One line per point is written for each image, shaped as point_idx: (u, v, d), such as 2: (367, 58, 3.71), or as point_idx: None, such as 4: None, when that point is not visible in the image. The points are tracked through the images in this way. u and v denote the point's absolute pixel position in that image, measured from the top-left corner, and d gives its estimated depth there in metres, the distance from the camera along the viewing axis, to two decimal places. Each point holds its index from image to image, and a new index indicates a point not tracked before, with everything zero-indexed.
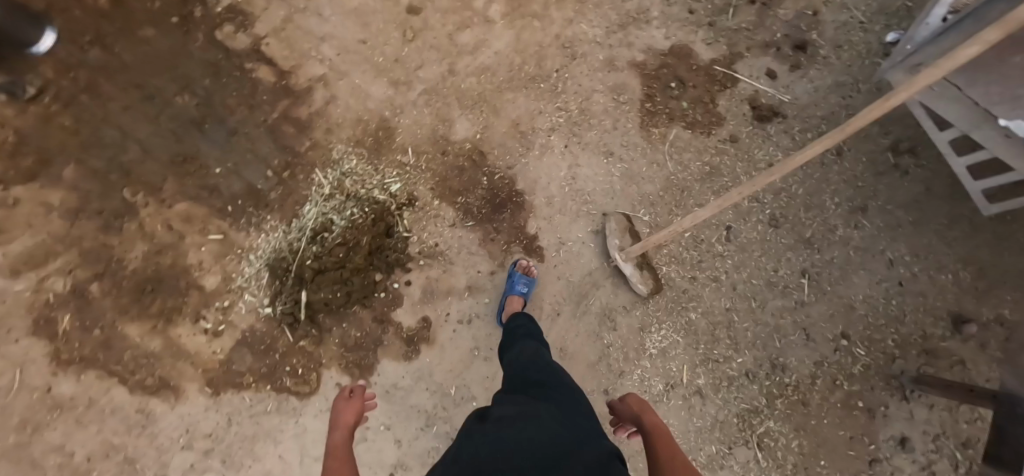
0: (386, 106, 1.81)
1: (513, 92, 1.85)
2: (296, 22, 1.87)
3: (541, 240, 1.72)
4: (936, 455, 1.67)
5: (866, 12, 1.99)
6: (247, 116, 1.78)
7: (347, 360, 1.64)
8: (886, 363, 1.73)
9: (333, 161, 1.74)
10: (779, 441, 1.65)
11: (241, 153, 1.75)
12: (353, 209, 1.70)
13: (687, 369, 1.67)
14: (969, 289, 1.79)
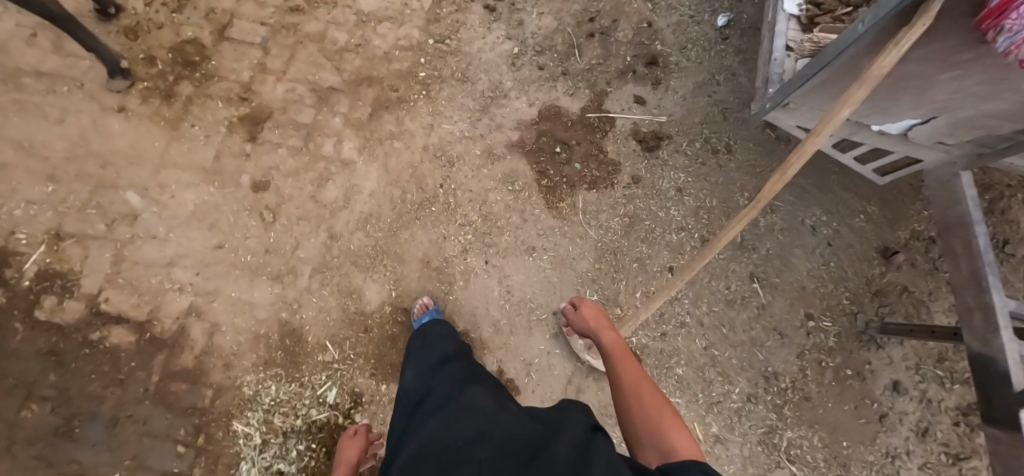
0: (280, 307, 1.58)
1: (407, 229, 1.68)
2: (131, 257, 1.58)
3: (508, 371, 1.62)
4: (925, 384, 1.77)
5: (691, 6, 2.04)
6: (123, 394, 1.48)
7: None
8: (851, 323, 1.82)
9: (249, 400, 1.53)
10: (804, 446, 1.71)
11: (139, 437, 1.46)
12: (298, 445, 1.52)
13: (698, 424, 1.68)
14: (888, 219, 1.89)
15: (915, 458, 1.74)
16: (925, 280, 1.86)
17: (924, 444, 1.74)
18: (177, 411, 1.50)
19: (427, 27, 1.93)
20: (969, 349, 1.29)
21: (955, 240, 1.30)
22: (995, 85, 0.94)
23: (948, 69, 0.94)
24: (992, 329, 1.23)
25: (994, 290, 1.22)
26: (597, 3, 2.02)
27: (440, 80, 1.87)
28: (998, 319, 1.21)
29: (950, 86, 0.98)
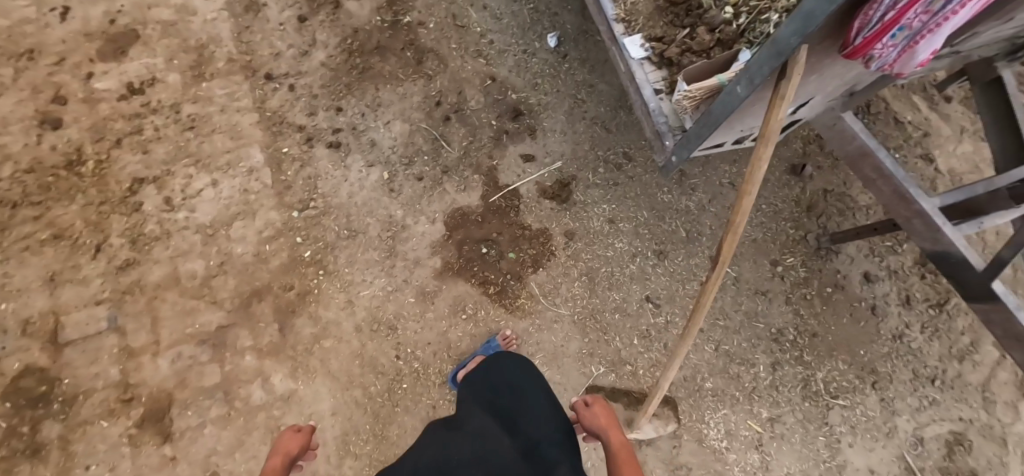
0: None
1: (394, 423, 1.53)
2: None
3: None
4: (886, 260, 1.92)
5: (517, 43, 2.00)
6: None
7: None
8: (807, 245, 1.91)
9: None
10: (837, 375, 1.80)
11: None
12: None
13: (750, 418, 1.73)
14: (776, 145, 2.04)
15: (914, 327, 1.88)
16: (836, 175, 2.00)
17: (914, 310, 1.89)
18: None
19: (282, 202, 1.71)
20: (926, 248, 1.37)
21: (863, 168, 1.38)
22: (850, 70, 0.98)
23: (811, 81, 0.96)
24: (935, 229, 1.30)
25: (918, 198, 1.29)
26: (433, 84, 1.92)
27: (329, 249, 1.67)
28: (935, 221, 1.28)
29: (814, 86, 1.02)
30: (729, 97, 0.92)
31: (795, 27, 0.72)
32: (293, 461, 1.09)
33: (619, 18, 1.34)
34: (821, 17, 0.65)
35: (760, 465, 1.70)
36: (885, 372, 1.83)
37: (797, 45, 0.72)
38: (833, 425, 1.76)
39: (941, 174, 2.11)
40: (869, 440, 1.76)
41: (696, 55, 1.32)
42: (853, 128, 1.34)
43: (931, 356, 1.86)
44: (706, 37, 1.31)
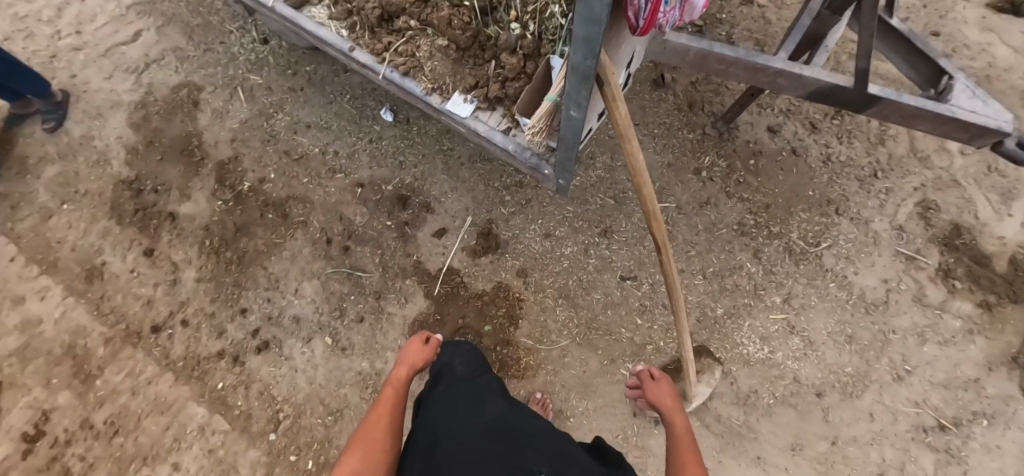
0: None
1: None
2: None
3: None
4: (775, 104, 2.01)
5: (360, 138, 1.93)
6: None
7: None
8: (710, 138, 1.97)
9: None
10: (807, 225, 1.88)
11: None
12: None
13: (768, 311, 1.78)
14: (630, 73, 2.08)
15: (836, 142, 1.97)
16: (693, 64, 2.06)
17: (827, 129, 1.98)
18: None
19: (254, 434, 1.58)
20: (801, 93, 1.44)
21: (714, 67, 1.43)
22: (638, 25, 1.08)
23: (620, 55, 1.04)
24: (798, 77, 1.37)
25: (771, 62, 1.36)
26: (312, 226, 1.82)
27: (328, 445, 1.57)
28: (795, 72, 1.35)
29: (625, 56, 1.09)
30: (572, 119, 0.98)
31: (580, 67, 0.80)
32: (416, 369, 1.23)
33: (429, 90, 1.37)
34: (598, 39, 0.72)
35: (803, 343, 1.75)
36: (841, 195, 1.91)
37: (594, 63, 0.78)
38: (833, 267, 1.83)
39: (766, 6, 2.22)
40: (867, 258, 1.84)
41: (515, 79, 1.36)
42: (695, 47, 1.35)
43: (861, 155, 1.95)
44: (513, 60, 1.35)
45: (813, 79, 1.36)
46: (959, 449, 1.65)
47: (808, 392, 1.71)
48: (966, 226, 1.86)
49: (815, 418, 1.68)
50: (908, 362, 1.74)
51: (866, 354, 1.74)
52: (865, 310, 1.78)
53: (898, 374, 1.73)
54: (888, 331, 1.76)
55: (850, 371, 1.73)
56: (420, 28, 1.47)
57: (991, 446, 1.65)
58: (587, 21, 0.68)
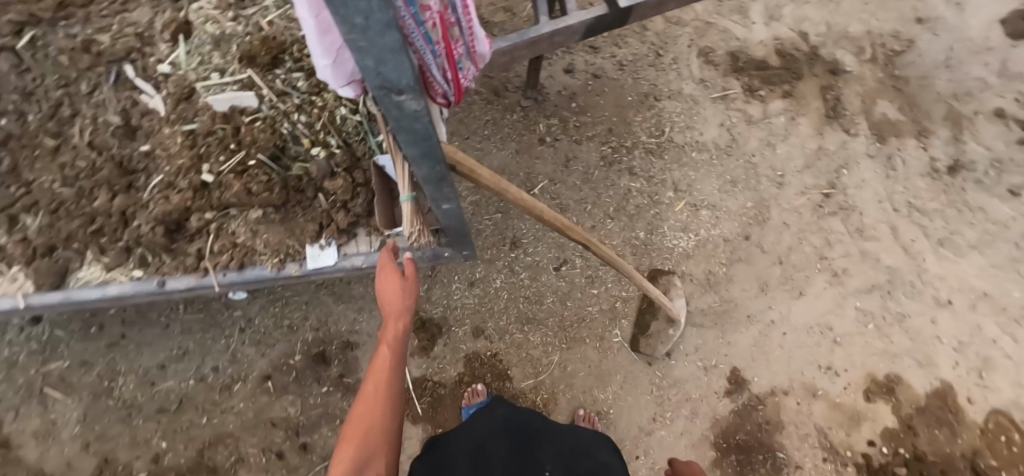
0: None
1: None
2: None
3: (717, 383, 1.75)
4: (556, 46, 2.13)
5: (231, 337, 1.66)
6: None
7: (942, 424, 1.72)
8: (528, 108, 2.05)
9: None
10: (645, 123, 2.06)
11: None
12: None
13: (672, 206, 1.94)
14: None
15: (617, 48, 2.17)
16: None
17: (603, 41, 2.16)
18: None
19: None
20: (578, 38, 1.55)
21: (504, 60, 1.46)
22: None
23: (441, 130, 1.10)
24: (567, 29, 1.47)
25: (543, 30, 1.44)
26: (254, 454, 1.57)
27: None
28: (566, 26, 1.45)
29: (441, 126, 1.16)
30: (449, 208, 1.03)
31: (430, 176, 0.86)
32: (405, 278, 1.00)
33: (282, 264, 1.21)
34: (437, 150, 0.78)
35: (711, 211, 1.95)
36: (652, 85, 2.12)
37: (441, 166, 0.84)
38: (686, 142, 2.04)
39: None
40: (700, 118, 2.08)
41: (353, 195, 1.27)
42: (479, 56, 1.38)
43: (637, 43, 2.17)
44: (338, 182, 1.26)
45: (580, 21, 1.47)
46: (848, 201, 1.99)
47: (740, 240, 1.92)
48: (737, 49, 2.18)
49: (759, 253, 1.90)
50: (777, 168, 2.03)
51: (750, 185, 2.00)
52: (727, 154, 2.03)
53: (779, 181, 2.01)
54: (752, 158, 2.03)
55: (752, 205, 1.97)
56: (219, 213, 1.27)
57: (862, 183, 2.01)
58: (415, 142, 0.74)
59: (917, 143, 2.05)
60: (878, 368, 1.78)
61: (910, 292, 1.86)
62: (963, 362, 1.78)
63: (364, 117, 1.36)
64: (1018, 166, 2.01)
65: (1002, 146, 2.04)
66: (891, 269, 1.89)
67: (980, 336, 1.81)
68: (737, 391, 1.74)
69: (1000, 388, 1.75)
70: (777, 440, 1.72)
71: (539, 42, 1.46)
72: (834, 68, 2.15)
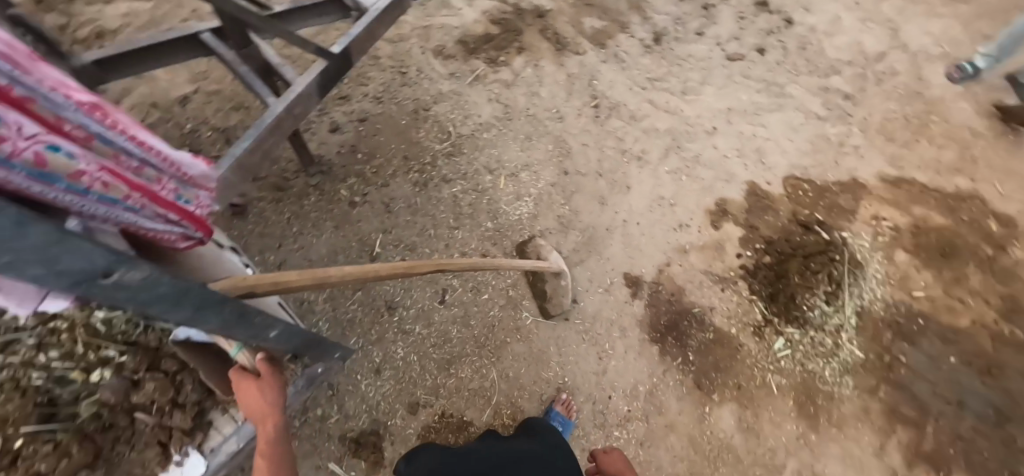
0: (795, 458, 1.71)
1: (659, 468, 1.68)
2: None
3: (626, 290, 1.90)
4: (312, 118, 2.16)
5: None
6: (937, 459, 1.73)
7: (774, 208, 2.10)
8: (321, 183, 2.03)
9: (834, 374, 1.80)
10: (427, 137, 2.17)
11: (916, 400, 1.80)
12: (781, 336, 1.85)
13: (495, 185, 2.07)
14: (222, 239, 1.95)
15: (364, 87, 2.27)
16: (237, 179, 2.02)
17: (350, 91, 2.24)
18: (890, 409, 1.78)
19: None
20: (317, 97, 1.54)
21: (257, 158, 1.38)
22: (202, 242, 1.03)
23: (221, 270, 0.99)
24: (302, 95, 1.45)
25: (277, 110, 1.40)
26: None
27: None
28: (297, 95, 1.43)
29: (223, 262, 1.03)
30: (275, 331, 0.97)
31: (226, 322, 0.80)
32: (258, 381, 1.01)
33: None
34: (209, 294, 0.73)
35: (526, 170, 2.12)
36: (414, 100, 2.26)
37: (227, 304, 0.78)
38: (472, 131, 2.19)
39: (202, 96, 2.24)
40: (470, 105, 2.26)
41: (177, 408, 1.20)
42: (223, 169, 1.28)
43: (377, 78, 2.29)
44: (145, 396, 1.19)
45: (308, 85, 1.46)
46: (612, 101, 2.31)
47: (562, 176, 2.12)
48: (460, 35, 2.43)
49: (582, 176, 2.12)
50: (551, 108, 2.28)
51: (539, 132, 2.22)
52: (507, 121, 2.23)
53: (558, 117, 2.26)
54: (528, 111, 2.26)
55: (552, 146, 2.19)
56: None
57: (612, 83, 2.35)
58: (174, 305, 0.69)
59: (625, 35, 2.48)
60: (709, 202, 2.11)
61: (688, 135, 2.25)
62: (750, 161, 2.21)
63: (129, 310, 1.29)
64: (694, 14, 2.53)
65: (676, 7, 2.55)
66: (669, 129, 2.26)
67: (747, 137, 2.27)
68: (639, 288, 1.90)
69: (780, 161, 2.21)
70: (687, 302, 1.90)
71: (281, 123, 1.42)
72: (538, 11, 2.51)
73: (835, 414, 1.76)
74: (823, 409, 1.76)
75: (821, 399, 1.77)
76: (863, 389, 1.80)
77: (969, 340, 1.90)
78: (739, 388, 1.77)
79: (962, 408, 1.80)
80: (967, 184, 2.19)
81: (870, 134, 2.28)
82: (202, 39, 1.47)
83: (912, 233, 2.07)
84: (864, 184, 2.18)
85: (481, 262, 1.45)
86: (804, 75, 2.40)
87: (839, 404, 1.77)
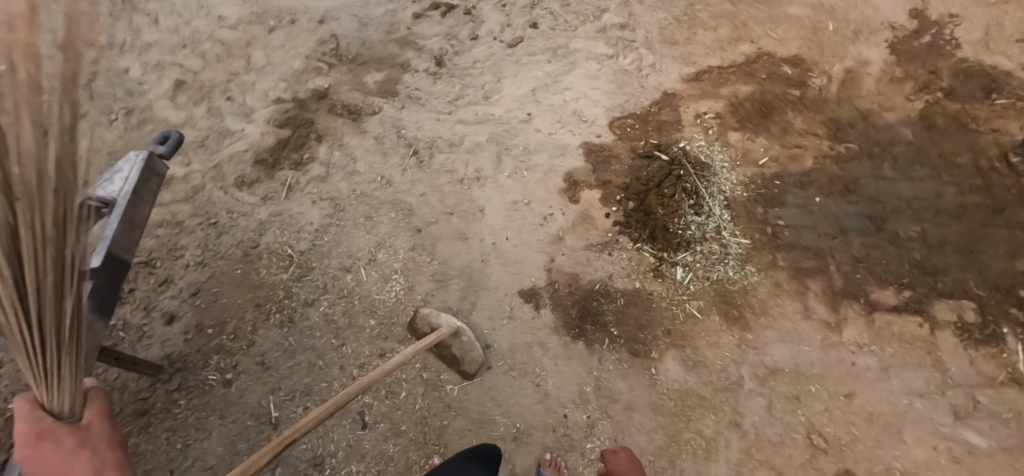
0: (744, 365, 1.75)
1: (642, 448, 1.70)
2: (864, 407, 1.69)
3: (527, 307, 1.89)
4: (142, 320, 1.96)
5: None
6: (853, 290, 1.83)
7: (613, 155, 2.16)
8: (184, 381, 1.85)
9: (733, 272, 1.87)
10: (269, 271, 2.03)
11: (810, 251, 1.90)
12: (677, 265, 1.89)
13: (359, 279, 2.00)
14: None
15: (180, 257, 2.08)
16: None
17: (168, 271, 2.05)
18: (795, 272, 1.87)
19: None
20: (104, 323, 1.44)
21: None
22: None
23: None
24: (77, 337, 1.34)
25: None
26: None
27: None
28: None
29: None
30: None
31: None
32: None
33: None
34: None
35: (380, 248, 2.04)
36: (237, 243, 2.10)
37: None
38: (311, 242, 2.08)
39: (10, 363, 1.97)
40: (296, 217, 2.14)
41: None
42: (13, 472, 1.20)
43: (189, 242, 2.11)
44: None
45: (81, 314, 1.38)
46: (426, 140, 2.27)
47: (416, 235, 2.06)
48: (253, 156, 2.30)
49: (435, 224, 2.07)
50: (374, 177, 2.20)
51: (375, 206, 2.14)
52: (339, 210, 2.14)
53: (385, 182, 2.19)
54: (354, 193, 2.17)
55: (393, 212, 2.12)
56: None
57: (419, 124, 2.31)
58: None
59: (409, 74, 2.45)
60: (558, 182, 2.12)
61: (509, 133, 2.25)
62: (574, 125, 2.24)
63: None
64: (459, 22, 2.53)
65: (440, 24, 2.53)
66: (489, 136, 2.25)
67: (561, 105, 2.30)
68: (539, 298, 1.89)
69: (598, 111, 2.26)
70: (587, 284, 1.90)
71: None
72: (318, 93, 2.44)
73: (756, 304, 1.82)
74: (744, 306, 1.82)
75: (737, 298, 1.84)
76: (765, 269, 1.87)
77: (820, 175, 2.04)
78: (669, 333, 1.80)
79: (846, 235, 1.92)
80: (753, 46, 2.33)
81: (657, 48, 2.37)
82: None
83: (731, 112, 2.20)
84: (674, 93, 2.27)
85: (339, 400, 1.25)
86: (579, 26, 2.45)
87: (754, 293, 1.84)
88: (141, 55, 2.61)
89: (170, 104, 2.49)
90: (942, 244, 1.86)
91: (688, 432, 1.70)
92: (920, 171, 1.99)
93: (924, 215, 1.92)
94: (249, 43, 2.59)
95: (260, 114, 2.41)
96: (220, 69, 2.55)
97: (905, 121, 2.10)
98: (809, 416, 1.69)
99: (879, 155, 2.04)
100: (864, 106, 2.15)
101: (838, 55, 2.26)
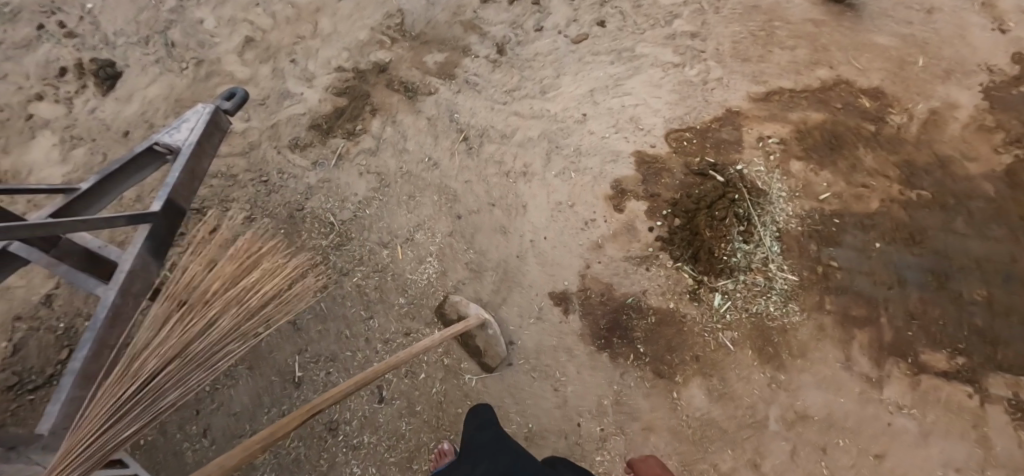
0: (770, 405, 1.71)
1: None
2: (893, 471, 1.63)
3: (557, 310, 1.89)
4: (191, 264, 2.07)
5: None
6: (901, 347, 1.73)
7: (666, 168, 2.09)
8: None
9: (774, 308, 1.80)
10: (312, 237, 2.10)
11: (861, 298, 1.80)
12: (716, 292, 1.84)
13: (396, 256, 2.03)
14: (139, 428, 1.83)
15: (230, 209, 2.17)
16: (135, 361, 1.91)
17: (218, 222, 2.14)
18: (841, 318, 1.78)
19: None
20: (156, 264, 1.53)
21: (104, 360, 1.39)
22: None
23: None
24: (130, 276, 1.44)
25: (110, 298, 1.39)
26: None
27: None
28: (127, 273, 1.43)
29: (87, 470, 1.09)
30: None
31: None
32: None
33: None
34: None
35: (419, 230, 2.07)
36: (284, 205, 2.17)
37: None
38: (353, 213, 2.13)
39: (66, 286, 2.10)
40: (341, 187, 2.18)
41: None
42: (65, 394, 1.28)
43: (241, 196, 2.19)
44: None
45: (139, 253, 1.47)
46: (478, 127, 2.26)
47: (456, 221, 2.07)
48: (309, 121, 2.34)
49: (476, 213, 2.07)
50: (422, 157, 2.21)
51: (419, 187, 2.15)
52: (384, 186, 2.16)
53: (432, 164, 2.19)
54: (401, 170, 2.19)
55: (437, 195, 2.12)
56: None
57: (473, 111, 2.30)
58: None
59: (470, 58, 2.42)
60: (605, 188, 2.07)
61: (562, 131, 2.21)
62: (629, 132, 2.18)
63: None
64: (526, 12, 2.46)
65: (507, 12, 2.47)
66: (542, 133, 2.21)
67: (619, 110, 2.23)
68: (569, 303, 1.89)
69: (656, 121, 2.19)
70: (620, 295, 1.88)
71: (122, 309, 1.41)
72: (378, 67, 2.45)
73: (793, 345, 1.76)
74: (781, 346, 1.76)
75: (775, 336, 1.77)
76: (810, 309, 1.80)
77: (885, 220, 1.91)
78: (698, 360, 1.77)
79: (903, 286, 1.80)
80: (832, 72, 2.19)
81: (727, 62, 2.27)
82: (12, 249, 1.44)
83: (797, 139, 2.09)
84: (738, 111, 2.18)
85: (367, 377, 1.27)
86: (648, 31, 2.35)
87: (794, 334, 1.77)
88: (217, 8, 2.61)
89: (237, 61, 2.55)
90: (1009, 313, 1.72)
91: (703, 463, 1.68)
92: (996, 230, 1.85)
93: (993, 278, 1.78)
94: (319, 9, 2.57)
95: (321, 80, 2.44)
96: (287, 31, 2.56)
97: (988, 175, 1.94)
98: (832, 469, 1.64)
99: (953, 207, 1.90)
100: (946, 153, 2.00)
101: (924, 94, 2.10)
